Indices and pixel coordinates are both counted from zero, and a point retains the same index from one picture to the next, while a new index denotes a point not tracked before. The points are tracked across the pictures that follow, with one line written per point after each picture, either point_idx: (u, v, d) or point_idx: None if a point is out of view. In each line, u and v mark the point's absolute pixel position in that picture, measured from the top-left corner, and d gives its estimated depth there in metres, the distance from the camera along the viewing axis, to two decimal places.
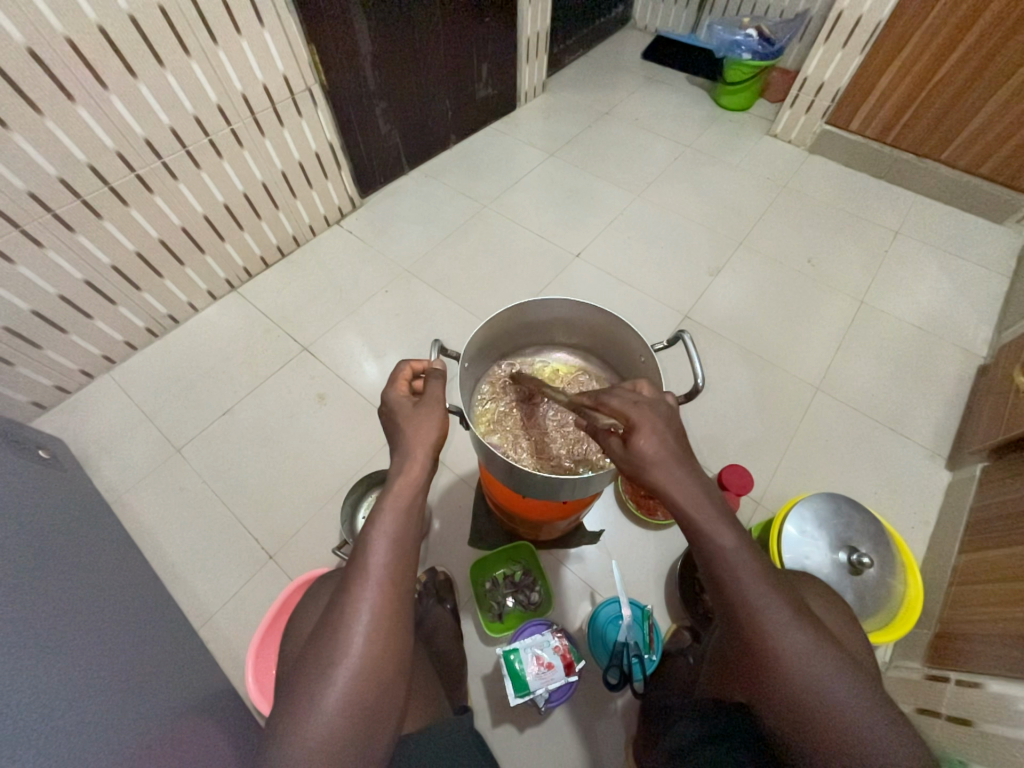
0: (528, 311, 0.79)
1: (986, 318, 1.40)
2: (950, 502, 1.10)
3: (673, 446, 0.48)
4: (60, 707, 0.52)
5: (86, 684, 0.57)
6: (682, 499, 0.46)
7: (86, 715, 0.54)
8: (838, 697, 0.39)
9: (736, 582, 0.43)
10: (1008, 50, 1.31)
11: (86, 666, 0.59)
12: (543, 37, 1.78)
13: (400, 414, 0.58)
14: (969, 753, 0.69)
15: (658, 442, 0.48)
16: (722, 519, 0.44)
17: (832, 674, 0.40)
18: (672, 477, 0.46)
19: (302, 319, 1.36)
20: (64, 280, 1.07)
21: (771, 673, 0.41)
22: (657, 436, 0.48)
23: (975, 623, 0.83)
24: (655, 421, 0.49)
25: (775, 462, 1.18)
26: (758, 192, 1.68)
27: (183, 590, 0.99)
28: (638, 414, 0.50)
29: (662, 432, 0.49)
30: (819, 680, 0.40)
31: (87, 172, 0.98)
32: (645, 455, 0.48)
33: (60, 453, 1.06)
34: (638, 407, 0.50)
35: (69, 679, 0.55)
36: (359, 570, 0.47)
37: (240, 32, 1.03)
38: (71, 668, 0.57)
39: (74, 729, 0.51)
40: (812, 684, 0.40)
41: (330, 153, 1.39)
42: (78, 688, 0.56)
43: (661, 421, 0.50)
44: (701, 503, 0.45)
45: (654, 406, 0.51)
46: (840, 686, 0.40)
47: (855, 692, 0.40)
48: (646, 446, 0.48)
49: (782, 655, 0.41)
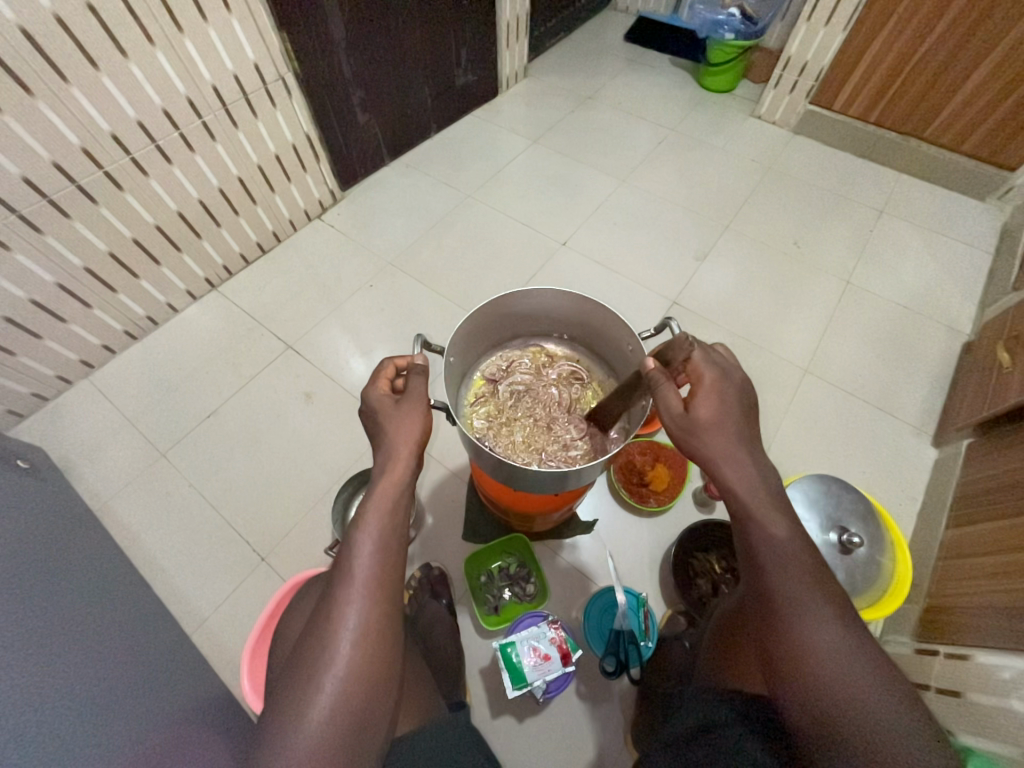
0: (513, 303, 0.78)
1: (970, 295, 1.41)
2: (937, 478, 1.12)
3: (736, 422, 0.54)
4: (33, 725, 0.49)
5: (67, 699, 0.55)
6: (738, 482, 0.51)
7: (60, 731, 0.51)
8: (849, 681, 0.42)
9: (776, 569, 0.48)
10: (988, 25, 1.30)
11: (68, 680, 0.57)
12: (523, 21, 1.75)
13: (382, 413, 0.57)
14: (958, 723, 0.71)
15: (716, 408, 0.54)
16: (774, 509, 0.50)
17: (846, 662, 0.43)
18: (727, 443, 0.53)
19: (285, 317, 1.33)
20: (35, 283, 1.04)
21: (798, 663, 0.44)
22: (718, 405, 0.55)
23: (962, 596, 0.85)
24: (727, 392, 0.55)
25: (765, 444, 1.19)
26: (743, 174, 1.66)
27: (173, 597, 0.98)
28: (709, 383, 0.56)
29: (727, 403, 0.55)
30: (833, 664, 0.43)
31: (52, 170, 0.95)
32: (704, 421, 0.54)
33: (41, 462, 1.04)
34: (712, 374, 0.56)
35: (44, 696, 0.53)
36: (344, 573, 0.46)
37: (207, 19, 0.99)
38: (47, 684, 0.54)
39: (46, 747, 0.48)
40: (832, 674, 0.43)
41: (307, 146, 1.36)
42: (58, 704, 0.54)
43: (728, 393, 0.56)
44: (756, 491, 0.51)
45: (727, 373, 0.57)
46: (855, 674, 0.42)
47: (869, 681, 0.42)
48: (704, 412, 0.54)
49: (811, 646, 0.44)
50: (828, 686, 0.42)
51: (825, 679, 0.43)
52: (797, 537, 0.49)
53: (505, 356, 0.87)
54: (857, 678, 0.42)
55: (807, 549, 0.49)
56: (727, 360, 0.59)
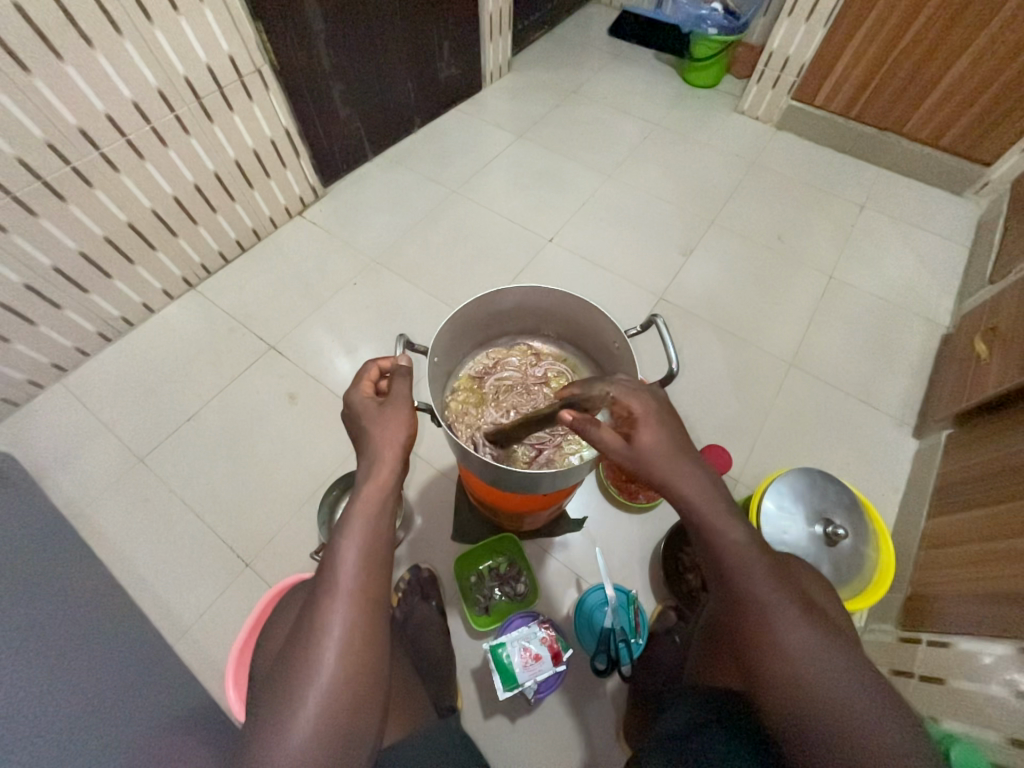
0: (498, 300, 0.77)
1: (949, 288, 1.43)
2: (918, 469, 1.13)
3: (674, 440, 0.51)
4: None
5: (32, 719, 0.52)
6: (691, 495, 0.49)
7: (23, 752, 0.49)
8: (828, 683, 0.42)
9: (741, 573, 0.46)
10: (965, 20, 1.31)
11: (33, 700, 0.54)
12: (506, 13, 1.72)
13: (366, 417, 0.55)
14: (941, 710, 0.72)
15: (658, 432, 0.51)
16: (730, 515, 0.48)
17: (826, 664, 0.42)
18: (675, 466, 0.50)
19: (266, 316, 1.31)
20: (2, 285, 1.00)
21: (776, 668, 0.43)
22: (658, 428, 0.51)
23: (943, 584, 0.86)
24: (658, 415, 0.52)
25: (751, 438, 1.20)
26: (727, 169, 1.67)
27: (155, 605, 0.96)
28: (640, 409, 0.52)
29: (665, 425, 0.52)
30: (811, 664, 0.42)
31: (15, 165, 0.91)
32: (650, 449, 0.50)
33: (12, 469, 1.00)
34: (641, 402, 0.53)
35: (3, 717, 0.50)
36: (327, 581, 0.45)
37: (177, 9, 0.96)
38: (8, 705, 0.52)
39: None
40: (812, 674, 0.42)
41: (286, 140, 1.33)
42: (21, 725, 0.51)
43: (660, 413, 0.53)
44: (711, 499, 0.49)
45: (651, 397, 0.54)
46: (834, 674, 0.42)
47: (849, 679, 0.41)
48: (650, 440, 0.51)
49: (786, 649, 0.43)
50: (807, 689, 0.42)
51: (804, 680, 0.42)
52: None
53: (492, 353, 0.86)
54: (834, 679, 0.42)
55: (764, 551, 0.47)
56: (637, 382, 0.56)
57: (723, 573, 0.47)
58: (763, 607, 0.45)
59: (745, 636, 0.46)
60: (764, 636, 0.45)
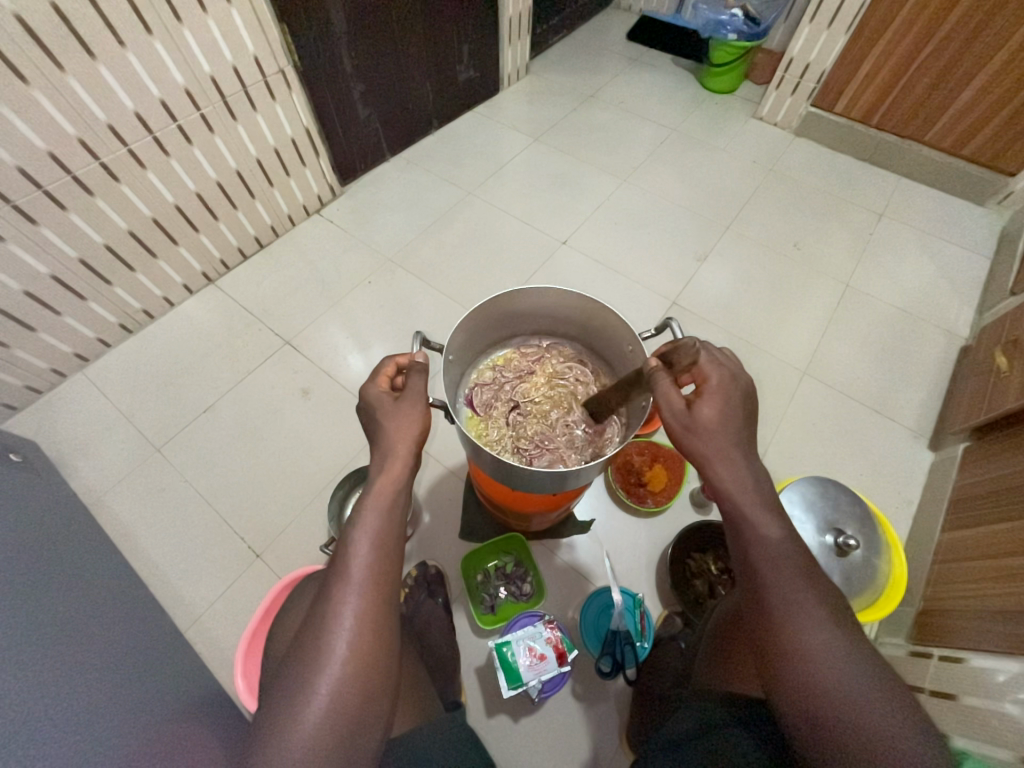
0: (514, 301, 0.77)
1: (969, 299, 1.41)
2: (933, 482, 1.12)
3: (734, 420, 0.53)
4: (19, 720, 0.48)
5: (42, 699, 0.53)
6: (727, 485, 0.51)
7: (31, 731, 0.49)
8: (852, 691, 0.41)
9: (771, 569, 0.48)
10: (990, 30, 1.30)
11: (47, 677, 0.55)
12: (525, 17, 1.73)
13: (381, 410, 0.56)
14: (952, 727, 0.71)
15: (721, 409, 0.53)
16: (768, 511, 0.49)
17: (853, 674, 0.42)
18: (725, 446, 0.52)
19: (283, 312, 1.33)
20: (29, 275, 1.02)
21: (799, 670, 0.43)
22: (722, 405, 0.53)
23: (957, 600, 0.85)
24: (730, 392, 0.54)
25: (763, 446, 1.19)
26: (744, 175, 1.66)
27: (167, 593, 0.98)
28: (716, 381, 0.55)
29: (731, 404, 0.54)
30: (834, 670, 0.42)
31: (48, 160, 0.93)
32: (707, 421, 0.53)
33: (33, 456, 1.02)
34: (720, 374, 0.55)
35: (13, 694, 0.50)
36: (340, 573, 0.46)
37: (206, 10, 0.98)
38: (32, 679, 0.53)
39: (28, 742, 0.47)
40: (835, 681, 0.42)
41: (306, 140, 1.35)
42: (33, 703, 0.51)
43: (733, 391, 0.54)
44: (747, 490, 0.50)
45: (732, 375, 0.55)
46: (857, 684, 0.41)
47: (875, 689, 0.41)
48: (709, 413, 0.53)
49: (807, 650, 0.44)
50: (830, 695, 0.42)
51: (828, 685, 0.42)
52: (797, 541, 0.49)
53: (510, 353, 0.87)
54: (860, 689, 0.41)
55: (800, 551, 0.48)
56: (734, 361, 0.57)
57: (752, 568, 0.49)
58: (790, 606, 0.46)
59: (768, 635, 0.46)
60: (788, 636, 0.45)
